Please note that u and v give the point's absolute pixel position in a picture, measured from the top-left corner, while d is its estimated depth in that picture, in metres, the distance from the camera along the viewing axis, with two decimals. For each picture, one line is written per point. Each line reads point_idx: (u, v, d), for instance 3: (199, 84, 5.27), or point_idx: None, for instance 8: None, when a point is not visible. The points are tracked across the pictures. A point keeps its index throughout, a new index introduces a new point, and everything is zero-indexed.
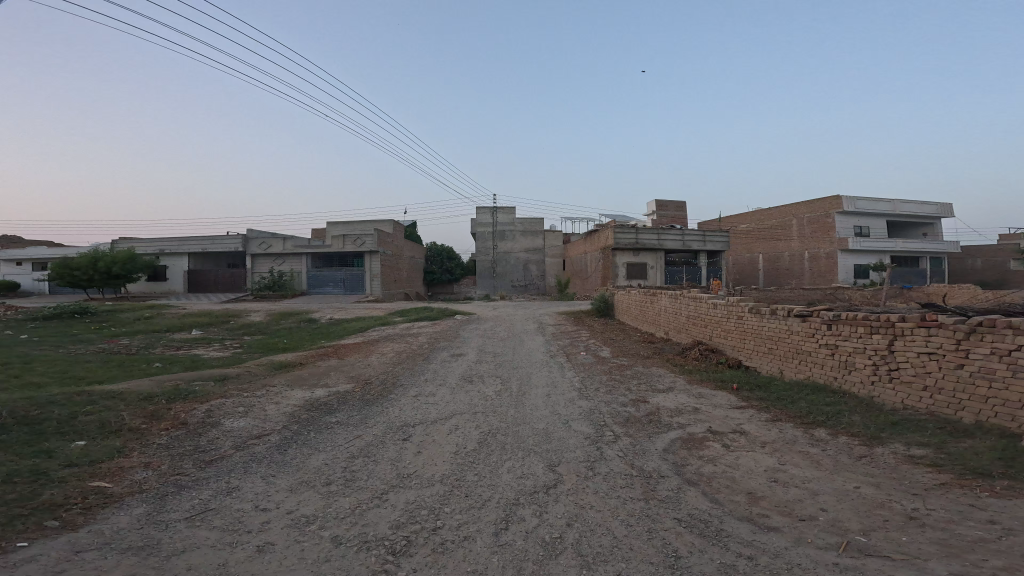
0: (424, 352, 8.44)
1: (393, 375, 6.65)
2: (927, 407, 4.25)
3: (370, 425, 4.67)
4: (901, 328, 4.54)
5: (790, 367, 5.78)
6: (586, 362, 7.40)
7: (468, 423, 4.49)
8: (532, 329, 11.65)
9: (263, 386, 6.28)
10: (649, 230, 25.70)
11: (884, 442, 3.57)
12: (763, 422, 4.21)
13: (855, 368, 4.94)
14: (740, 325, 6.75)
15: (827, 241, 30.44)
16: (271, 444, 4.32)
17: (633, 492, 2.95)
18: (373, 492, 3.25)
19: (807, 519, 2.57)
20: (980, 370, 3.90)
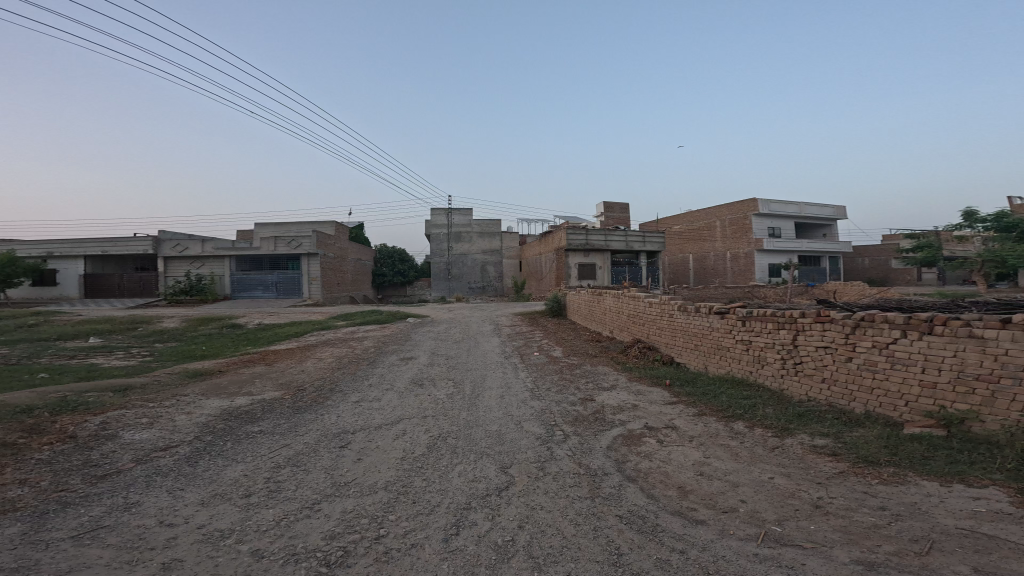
0: (368, 355, 8.25)
1: (333, 380, 6.44)
2: (826, 398, 4.56)
3: (299, 433, 4.48)
4: (801, 323, 4.86)
5: (712, 363, 6.07)
6: (533, 362, 7.44)
7: (418, 428, 4.37)
8: (487, 331, 11.58)
9: (172, 396, 5.90)
10: (598, 230, 26.16)
11: (795, 432, 3.81)
12: (691, 417, 4.39)
13: (767, 362, 5.23)
14: (672, 322, 6.99)
15: (745, 242, 32.16)
16: (178, 456, 4.07)
17: (578, 491, 3.00)
18: (303, 503, 3.14)
19: (729, 512, 2.70)
20: (865, 362, 4.24)
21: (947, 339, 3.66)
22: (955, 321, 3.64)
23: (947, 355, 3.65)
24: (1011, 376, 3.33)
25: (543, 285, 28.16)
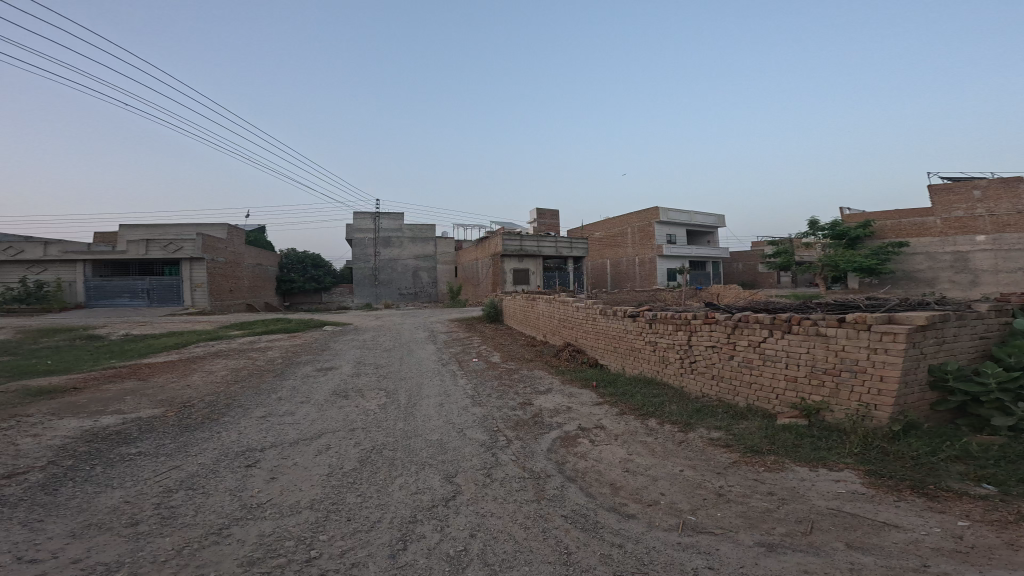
0: (273, 367, 7.82)
1: (231, 395, 6.03)
2: (717, 393, 4.85)
3: (190, 454, 4.16)
4: (694, 324, 5.15)
5: (627, 363, 6.29)
6: (471, 368, 7.34)
7: (344, 441, 4.21)
8: (418, 338, 11.28)
9: (15, 417, 5.25)
10: (532, 236, 26.09)
11: (698, 424, 4.04)
12: (615, 416, 4.53)
13: (669, 362, 5.50)
14: (595, 326, 7.16)
15: (650, 248, 33.58)
16: (33, 484, 3.64)
17: (524, 494, 3.06)
18: (208, 529, 2.98)
19: (654, 505, 2.83)
20: (743, 360, 4.55)
21: (801, 338, 3.97)
22: (805, 321, 3.95)
23: (802, 352, 3.98)
24: (847, 370, 3.63)
25: (480, 290, 28.04)
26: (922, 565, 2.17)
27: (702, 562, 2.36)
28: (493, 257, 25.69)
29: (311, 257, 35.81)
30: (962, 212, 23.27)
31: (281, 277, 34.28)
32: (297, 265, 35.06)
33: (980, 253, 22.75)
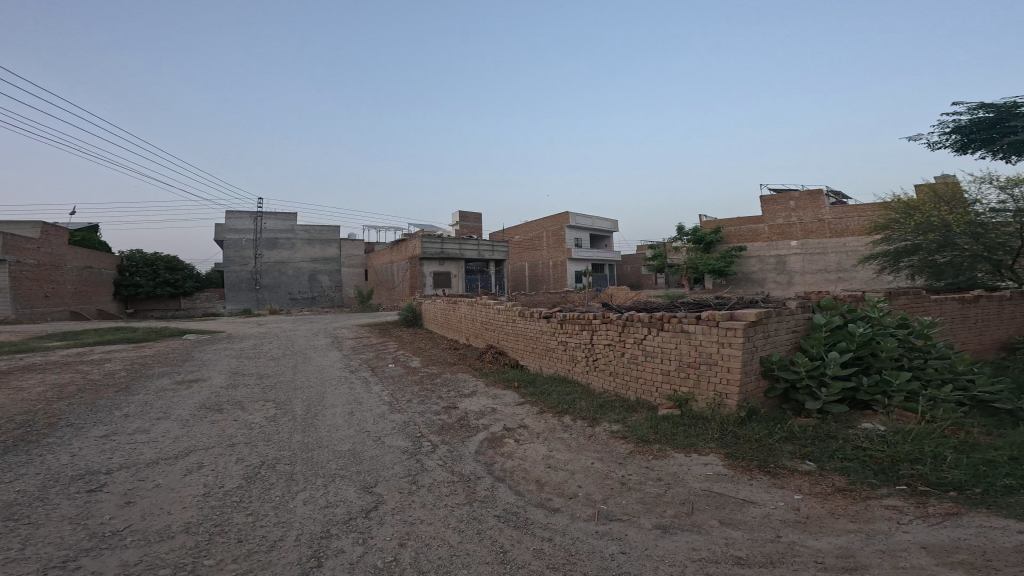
0: (113, 381, 6.73)
1: (53, 413, 5.08)
2: (610, 387, 4.85)
3: (8, 473, 3.60)
4: (592, 323, 5.17)
5: (541, 363, 6.18)
6: (385, 374, 7.00)
7: (225, 458, 3.95)
8: (316, 345, 10.45)
9: None
10: (452, 238, 26.08)
11: (599, 414, 4.29)
12: (533, 410, 4.68)
13: (575, 360, 5.43)
14: (515, 327, 6.94)
15: (561, 251, 33.64)
16: None
17: (456, 498, 3.27)
18: (47, 562, 2.75)
19: (574, 498, 3.10)
20: (630, 355, 4.61)
21: (670, 333, 4.13)
22: (671, 319, 4.10)
23: (672, 348, 4.10)
24: (704, 363, 3.81)
25: (395, 293, 27.65)
26: (779, 536, 2.66)
27: (616, 547, 2.67)
28: (411, 258, 25.27)
29: (163, 257, 28.28)
30: (783, 220, 26.32)
31: (121, 280, 26.57)
32: (145, 267, 27.57)
33: (789, 254, 26.05)
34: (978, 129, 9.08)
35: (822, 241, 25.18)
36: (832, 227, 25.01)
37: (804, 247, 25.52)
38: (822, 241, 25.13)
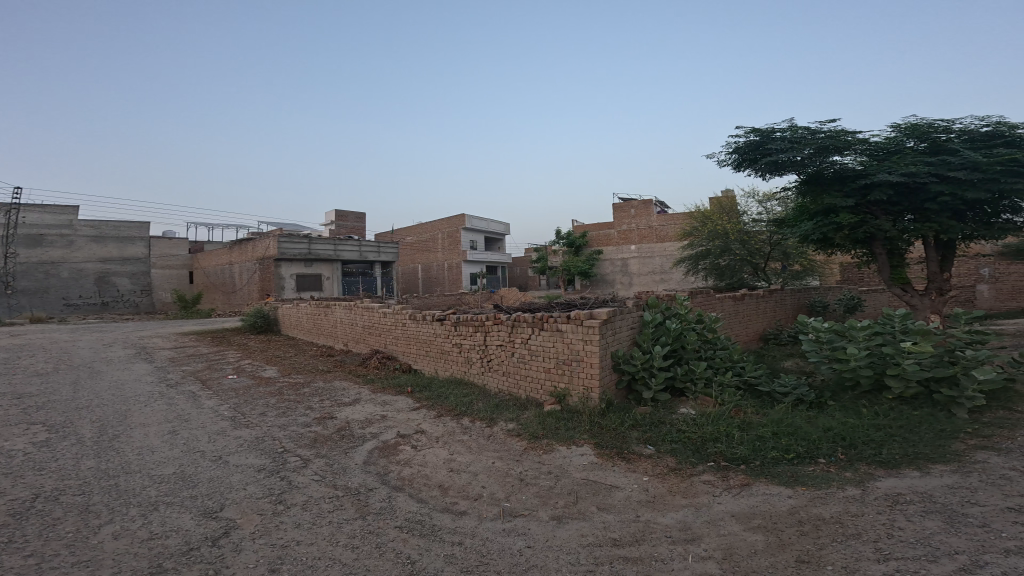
0: None
1: None
2: (506, 386, 6.60)
3: None
4: (485, 326, 6.93)
5: (438, 364, 7.92)
6: (246, 410, 6.97)
7: (18, 507, 4.12)
8: (127, 372, 9.51)
9: None
10: (319, 239, 28.88)
11: (496, 414, 5.88)
12: (433, 418, 6.04)
13: (472, 360, 7.18)
14: (406, 332, 8.76)
15: (456, 254, 43.23)
16: None
17: (348, 512, 3.99)
18: None
19: (476, 500, 3.71)
20: (518, 356, 6.42)
21: (549, 332, 5.97)
22: (549, 320, 5.95)
23: (551, 349, 5.96)
24: (575, 360, 5.67)
25: (236, 297, 28.99)
26: (640, 517, 3.38)
27: (522, 543, 3.05)
28: (260, 262, 26.79)
29: None
30: (626, 227, 37.76)
31: None
32: None
33: (630, 258, 37.49)
34: (750, 151, 11.95)
35: (652, 245, 36.52)
36: (657, 232, 36.41)
37: (638, 250, 37.08)
38: (650, 245, 36.54)
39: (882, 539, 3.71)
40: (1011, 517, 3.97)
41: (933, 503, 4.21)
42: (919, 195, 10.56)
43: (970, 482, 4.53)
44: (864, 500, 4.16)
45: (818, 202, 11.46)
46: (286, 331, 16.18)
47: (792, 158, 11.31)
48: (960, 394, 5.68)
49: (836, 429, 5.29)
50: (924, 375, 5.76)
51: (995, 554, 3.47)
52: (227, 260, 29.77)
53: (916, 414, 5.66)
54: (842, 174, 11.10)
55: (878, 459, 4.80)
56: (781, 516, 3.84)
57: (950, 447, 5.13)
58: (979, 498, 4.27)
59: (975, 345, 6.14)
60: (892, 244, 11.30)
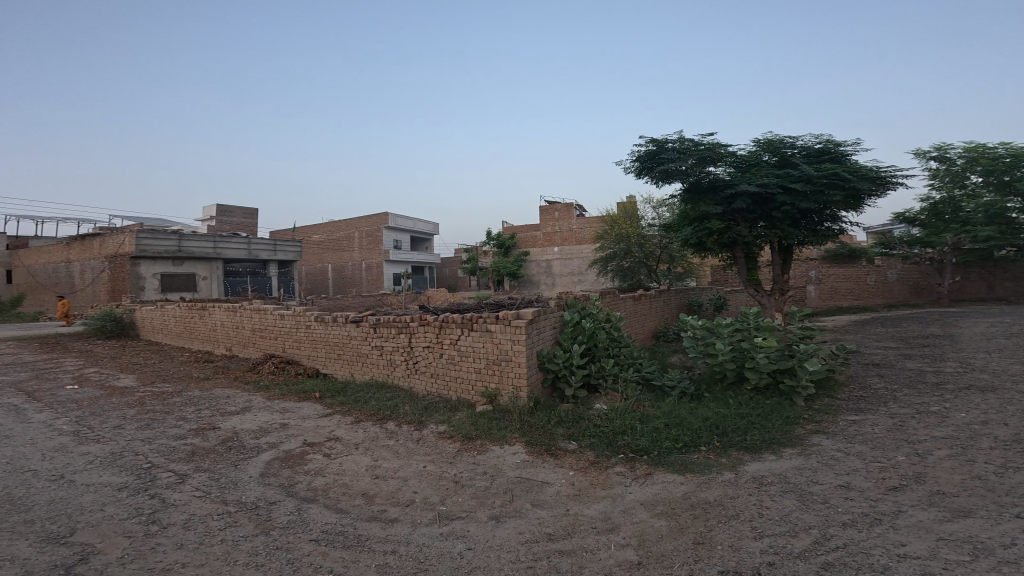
0: None
1: None
2: (437, 389, 7.46)
3: None
4: (411, 327, 7.79)
5: (355, 367, 8.83)
6: (103, 426, 6.49)
7: None
8: None
9: None
10: (190, 237, 26.17)
11: (427, 416, 6.73)
12: (351, 425, 6.82)
13: (397, 362, 8.05)
14: (309, 333, 9.77)
15: (376, 254, 43.05)
16: None
17: (249, 528, 4.01)
18: None
19: (406, 501, 4.49)
20: (448, 358, 7.26)
21: (479, 332, 6.81)
22: (479, 321, 6.80)
23: (479, 349, 6.82)
24: (504, 360, 6.55)
25: (78, 299, 25.15)
26: (570, 510, 3.97)
27: (463, 545, 3.54)
28: (111, 259, 23.76)
29: None
30: (552, 229, 42.84)
31: None
32: None
33: (552, 259, 42.45)
34: (646, 161, 12.54)
35: (572, 248, 41.87)
36: (577, 234, 41.94)
37: (561, 252, 42.23)
38: (571, 247, 41.90)
39: (755, 518, 4.16)
40: (842, 493, 4.63)
41: (789, 483, 4.77)
42: (768, 205, 12.12)
43: (812, 463, 5.21)
44: (738, 484, 4.65)
45: (696, 207, 12.55)
46: (147, 337, 15.11)
47: (680, 168, 12.08)
48: (797, 384, 6.51)
49: (711, 418, 5.86)
50: (773, 367, 6.51)
51: (838, 527, 4.05)
52: (63, 258, 25.92)
53: (766, 403, 6.41)
54: (713, 183, 12.17)
55: (744, 446, 5.36)
56: (677, 502, 4.23)
57: (794, 433, 5.86)
58: (820, 477, 4.93)
59: (809, 340, 7.02)
60: (749, 248, 12.98)
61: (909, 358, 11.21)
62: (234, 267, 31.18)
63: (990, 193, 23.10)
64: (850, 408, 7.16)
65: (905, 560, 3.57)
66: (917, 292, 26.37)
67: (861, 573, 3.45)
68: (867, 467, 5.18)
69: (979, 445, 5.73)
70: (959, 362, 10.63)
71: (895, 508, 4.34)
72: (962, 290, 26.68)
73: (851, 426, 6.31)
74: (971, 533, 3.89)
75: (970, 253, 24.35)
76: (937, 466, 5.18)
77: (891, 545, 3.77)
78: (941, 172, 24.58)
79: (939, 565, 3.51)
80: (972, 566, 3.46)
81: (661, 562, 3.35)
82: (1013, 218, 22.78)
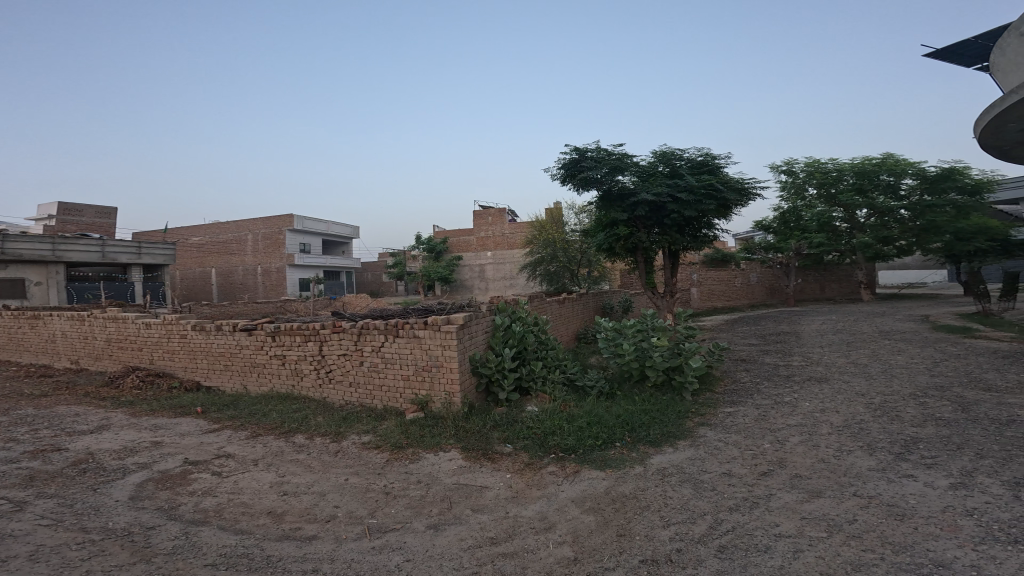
0: None
1: None
2: (357, 398, 7.38)
3: None
4: (323, 334, 7.61)
5: (249, 380, 8.41)
6: None
7: None
8: None
9: None
10: (17, 237, 23.54)
11: (345, 427, 6.65)
12: (247, 440, 6.47)
13: (305, 373, 7.83)
14: (183, 342, 9.11)
15: (276, 258, 40.81)
16: None
17: (123, 557, 3.68)
18: None
19: (320, 518, 4.39)
20: (370, 366, 7.21)
21: (405, 338, 6.85)
22: (405, 327, 6.85)
23: (407, 354, 6.86)
24: (434, 366, 6.65)
25: None
26: (508, 513, 4.30)
27: (400, 557, 3.70)
28: None
29: None
30: (484, 234, 43.13)
31: None
32: None
33: (486, 265, 42.79)
34: (566, 168, 12.55)
35: (504, 252, 42.42)
36: (508, 239, 42.47)
37: (493, 257, 42.75)
38: (502, 251, 42.50)
39: (662, 507, 4.41)
40: (725, 479, 5.01)
41: (687, 473, 5.09)
42: (661, 213, 12.85)
43: (701, 453, 5.59)
44: (647, 476, 4.95)
45: (606, 213, 12.93)
46: None
47: (595, 176, 12.31)
48: (685, 379, 6.98)
49: (623, 415, 6.18)
50: (668, 364, 6.98)
51: (726, 511, 4.39)
52: None
53: (662, 399, 6.85)
54: (621, 192, 12.65)
55: (648, 440, 5.70)
56: (600, 498, 4.50)
57: (685, 425, 6.26)
58: (708, 466, 5.30)
59: (692, 340, 7.54)
60: (647, 252, 13.64)
61: (765, 353, 12.28)
62: (87, 272, 28.74)
63: (822, 205, 25.99)
64: (726, 401, 7.75)
65: (781, 539, 3.94)
66: (771, 293, 28.94)
67: (748, 553, 3.76)
68: (743, 454, 5.64)
69: (820, 430, 6.43)
70: (802, 355, 11.83)
71: (768, 491, 4.77)
72: (803, 291, 29.38)
73: (727, 417, 6.83)
74: (827, 511, 4.36)
75: (806, 258, 27.27)
76: (793, 451, 5.75)
77: (767, 526, 4.15)
78: (787, 185, 27.20)
79: (806, 541, 3.91)
80: (831, 541, 3.89)
81: (594, 556, 3.68)
82: (837, 226, 25.71)
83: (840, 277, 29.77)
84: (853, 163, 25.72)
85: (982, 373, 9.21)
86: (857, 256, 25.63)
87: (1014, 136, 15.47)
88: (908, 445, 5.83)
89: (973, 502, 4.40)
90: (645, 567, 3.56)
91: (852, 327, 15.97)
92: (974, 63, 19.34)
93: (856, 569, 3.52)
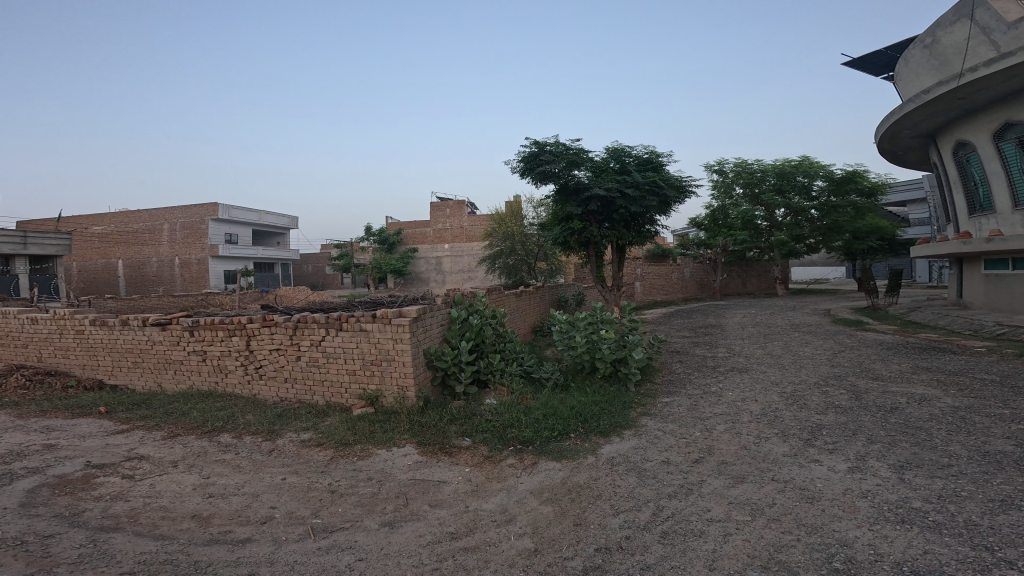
0: None
1: None
2: (293, 394, 7.18)
3: None
4: (250, 329, 7.34)
5: (165, 378, 8.03)
6: None
7: None
8: None
9: None
10: None
11: (278, 424, 6.45)
12: (166, 440, 6.18)
13: (231, 370, 7.54)
14: (83, 338, 8.58)
15: (197, 249, 39.16)
16: None
17: (17, 569, 3.46)
18: None
19: (249, 519, 4.25)
20: (308, 361, 7.04)
21: (351, 332, 6.71)
22: (351, 320, 6.70)
23: (351, 349, 6.72)
24: (384, 361, 6.56)
25: None
26: (469, 506, 4.29)
27: (352, 557, 3.63)
28: None
29: None
30: (443, 224, 42.49)
31: None
32: None
33: (443, 257, 42.52)
34: (526, 161, 12.70)
35: (463, 245, 42.09)
36: (465, 232, 42.24)
37: (450, 249, 42.38)
38: (460, 244, 42.15)
39: (613, 496, 4.50)
40: (664, 467, 5.16)
41: (633, 462, 5.21)
42: (612, 209, 13.14)
43: (643, 442, 5.74)
44: (597, 466, 5.04)
45: (561, 207, 13.12)
46: None
47: (554, 170, 12.51)
48: (631, 370, 7.16)
49: (577, 406, 6.28)
50: (616, 356, 7.17)
51: (667, 498, 4.52)
52: None
53: (609, 390, 7.00)
54: (575, 186, 12.86)
55: (598, 430, 5.81)
56: (556, 488, 4.56)
57: (629, 415, 6.42)
58: (650, 454, 5.44)
59: (636, 332, 7.71)
60: (597, 247, 13.91)
61: (696, 345, 12.70)
62: None
63: (746, 203, 27.01)
64: (663, 391, 7.99)
65: (714, 524, 4.09)
66: (701, 288, 29.87)
67: (686, 537, 3.89)
68: (678, 443, 5.81)
69: (744, 419, 6.70)
70: (726, 347, 12.29)
71: (700, 478, 4.94)
72: (727, 287, 30.53)
73: (665, 407, 7.03)
74: (750, 496, 4.55)
75: (731, 254, 28.62)
76: (720, 439, 5.98)
77: (700, 511, 4.30)
78: (717, 184, 28.13)
79: (734, 525, 4.07)
80: (754, 524, 4.07)
81: (553, 547, 3.72)
82: (759, 225, 26.85)
83: (759, 273, 31.16)
84: (776, 163, 26.77)
85: (872, 363, 9.83)
86: (774, 253, 26.98)
87: (908, 141, 16.54)
88: (816, 432, 6.17)
89: (868, 484, 4.70)
90: (598, 555, 3.62)
91: (769, 320, 16.74)
92: (882, 72, 20.58)
93: (777, 550, 3.70)
